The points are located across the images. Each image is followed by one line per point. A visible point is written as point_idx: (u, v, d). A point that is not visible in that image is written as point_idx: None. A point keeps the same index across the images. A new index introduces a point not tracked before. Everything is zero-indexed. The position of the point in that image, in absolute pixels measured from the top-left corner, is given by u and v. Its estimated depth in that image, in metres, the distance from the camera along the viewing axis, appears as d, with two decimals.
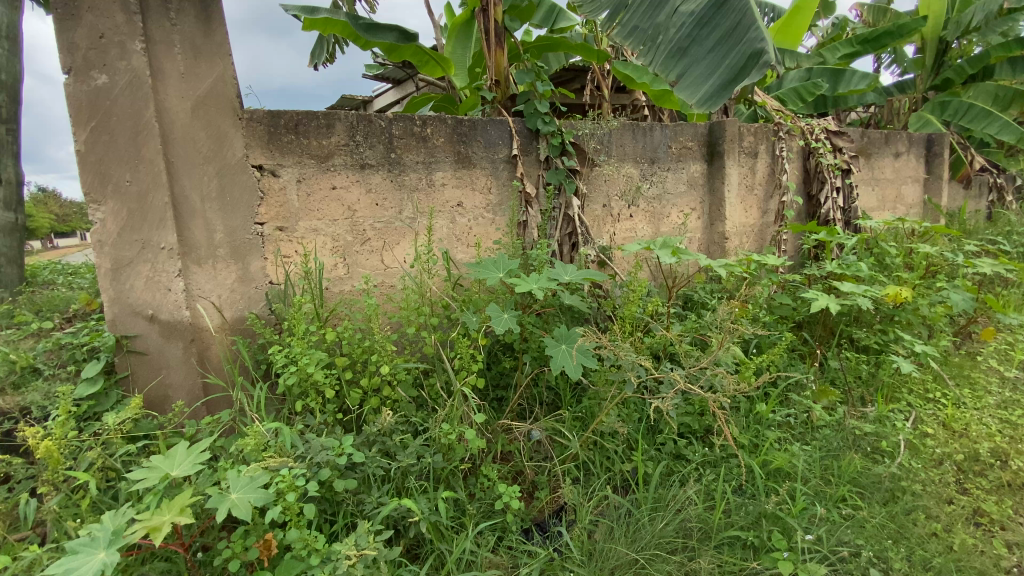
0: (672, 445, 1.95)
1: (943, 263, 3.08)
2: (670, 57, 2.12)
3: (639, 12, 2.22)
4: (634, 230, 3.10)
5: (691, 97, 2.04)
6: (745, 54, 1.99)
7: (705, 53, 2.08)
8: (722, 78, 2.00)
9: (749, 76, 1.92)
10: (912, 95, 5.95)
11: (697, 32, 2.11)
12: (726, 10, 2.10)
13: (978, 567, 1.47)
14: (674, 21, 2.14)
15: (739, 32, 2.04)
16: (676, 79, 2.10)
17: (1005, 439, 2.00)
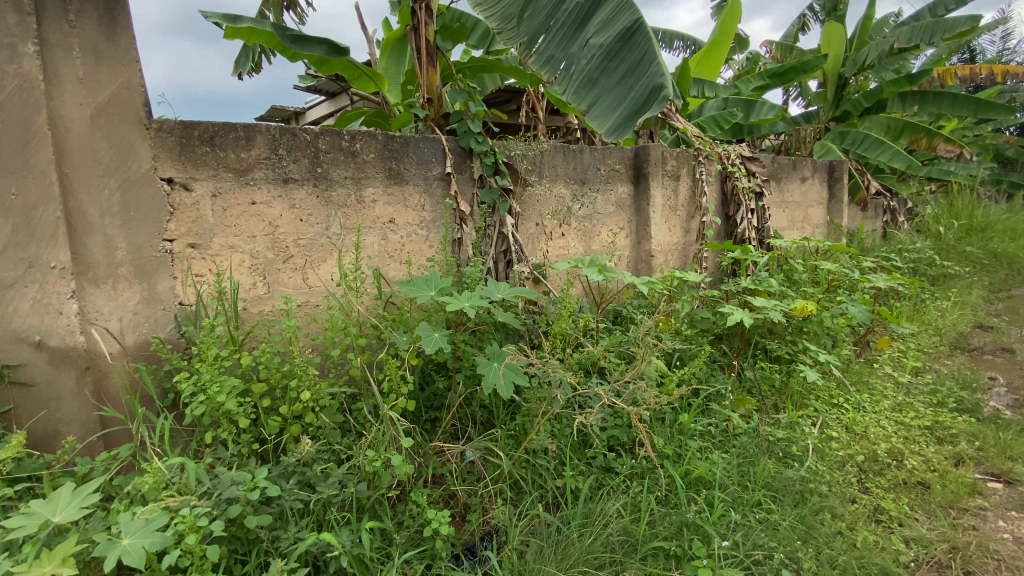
0: (601, 459, 1.97)
1: (843, 278, 3.37)
2: (582, 87, 2.21)
3: (554, 42, 2.28)
4: (566, 248, 3.16)
5: (599, 128, 2.15)
6: (647, 87, 2.11)
7: (613, 84, 2.18)
8: (627, 110, 2.12)
9: (650, 110, 2.06)
10: (816, 125, 6.54)
11: (605, 64, 2.20)
12: (632, 44, 2.20)
13: (878, 563, 1.57)
14: (585, 53, 2.22)
15: (643, 66, 2.15)
16: (586, 109, 2.19)
17: (899, 440, 2.19)
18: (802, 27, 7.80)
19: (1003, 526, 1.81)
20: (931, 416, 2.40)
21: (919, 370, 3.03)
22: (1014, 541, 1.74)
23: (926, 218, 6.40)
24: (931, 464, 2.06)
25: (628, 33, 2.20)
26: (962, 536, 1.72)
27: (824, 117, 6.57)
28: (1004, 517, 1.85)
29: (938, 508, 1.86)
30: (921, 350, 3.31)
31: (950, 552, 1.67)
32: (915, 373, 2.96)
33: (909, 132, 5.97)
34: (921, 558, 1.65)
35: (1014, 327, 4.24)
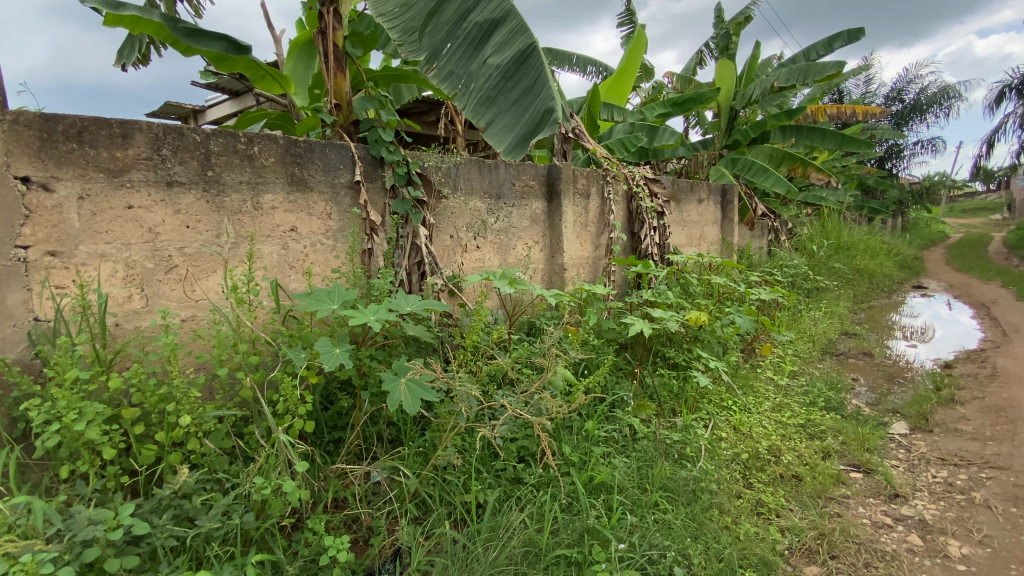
0: (509, 470, 1.95)
1: (732, 291, 3.69)
2: (481, 104, 2.25)
3: (455, 58, 2.30)
4: (482, 260, 3.16)
5: (496, 146, 2.20)
6: (539, 110, 2.20)
7: (510, 104, 2.25)
8: (522, 130, 2.19)
9: (542, 131, 2.14)
10: (712, 151, 7.14)
11: (502, 84, 2.26)
12: (527, 66, 2.28)
13: (757, 552, 1.70)
14: (483, 72, 2.26)
15: (536, 89, 2.24)
16: (485, 127, 2.24)
17: (778, 438, 2.42)
18: (700, 62, 8.52)
19: (861, 511, 2.04)
20: (805, 416, 2.67)
21: (795, 373, 3.37)
22: (870, 523, 1.96)
23: (803, 238, 7.19)
24: (804, 459, 2.29)
25: (523, 56, 2.27)
26: (830, 523, 1.91)
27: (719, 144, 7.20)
28: (863, 503, 2.09)
29: (810, 499, 2.06)
30: (798, 355, 3.69)
31: (819, 538, 1.85)
32: (792, 376, 3.29)
33: (788, 161, 6.68)
34: (795, 545, 1.81)
35: (872, 335, 4.86)
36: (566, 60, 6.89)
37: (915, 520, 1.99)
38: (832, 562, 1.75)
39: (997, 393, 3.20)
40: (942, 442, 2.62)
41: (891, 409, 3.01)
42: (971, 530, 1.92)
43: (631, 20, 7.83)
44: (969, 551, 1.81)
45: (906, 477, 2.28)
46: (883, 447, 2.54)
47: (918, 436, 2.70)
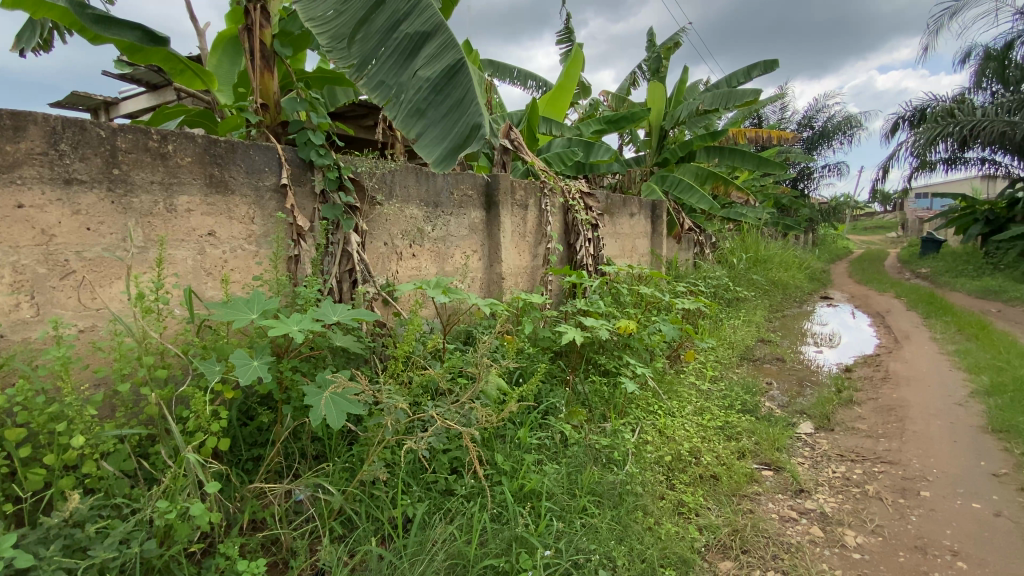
0: (441, 482, 1.92)
1: (659, 301, 3.88)
2: (411, 116, 2.26)
3: (385, 68, 2.28)
4: (418, 269, 3.11)
5: (426, 158, 2.22)
6: (467, 124, 2.24)
7: (439, 118, 2.27)
8: (451, 144, 2.22)
9: (470, 146, 2.18)
10: (644, 168, 7.49)
11: (432, 97, 2.27)
12: (457, 81, 2.30)
13: (676, 551, 1.78)
14: (413, 83, 2.26)
15: (465, 103, 2.27)
16: (414, 138, 2.25)
17: (699, 439, 2.56)
18: (633, 82, 8.92)
19: (770, 506, 2.19)
20: (723, 418, 2.84)
21: (716, 378, 3.58)
22: (777, 518, 2.11)
23: (725, 251, 7.68)
24: (721, 459, 2.43)
25: (453, 70, 2.30)
26: (742, 520, 2.03)
27: (651, 161, 7.56)
28: (772, 499, 2.24)
29: (725, 497, 2.18)
30: (718, 361, 3.92)
31: (732, 535, 1.96)
32: (713, 381, 3.49)
33: (712, 179, 7.12)
34: (711, 542, 1.91)
35: (785, 342, 5.24)
36: (506, 73, 6.99)
37: (817, 513, 2.15)
38: (744, 556, 1.86)
39: (888, 394, 3.55)
40: (842, 440, 2.87)
41: (799, 410, 3.26)
42: (864, 520, 2.10)
43: (570, 38, 8.08)
44: (862, 540, 1.97)
45: (810, 474, 2.47)
46: (791, 446, 2.75)
47: (822, 435, 2.94)
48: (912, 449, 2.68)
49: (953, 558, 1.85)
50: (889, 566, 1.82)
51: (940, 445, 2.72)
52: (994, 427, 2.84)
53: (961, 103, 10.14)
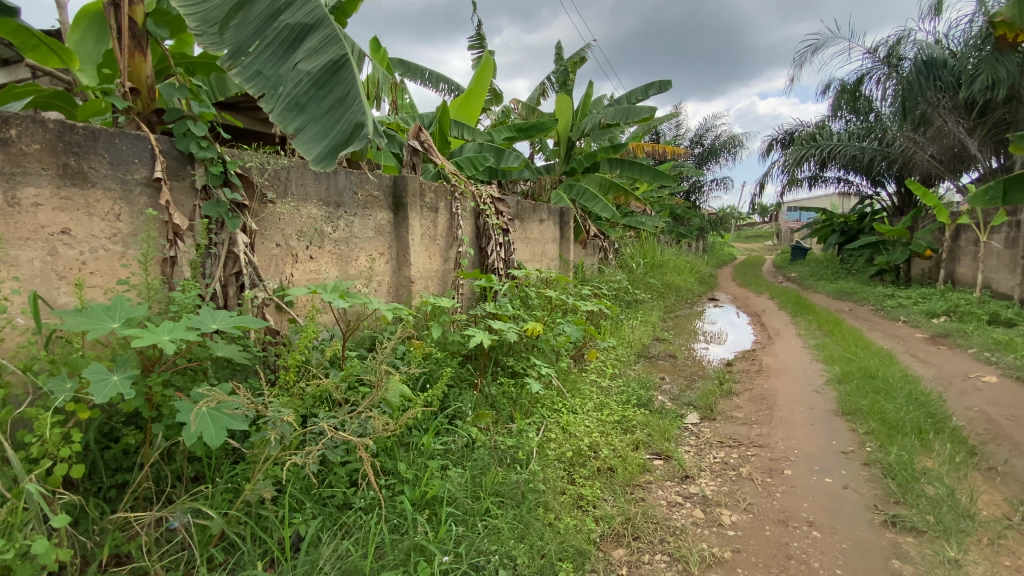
0: (337, 496, 1.83)
1: (565, 304, 4.02)
2: (289, 109, 2.13)
3: (262, 57, 2.18)
4: (318, 272, 2.93)
5: (304, 154, 2.09)
6: (349, 123, 2.14)
7: (320, 114, 2.17)
8: (331, 142, 2.10)
9: (353, 145, 2.07)
10: (553, 176, 7.74)
11: (313, 92, 2.18)
12: (339, 77, 2.22)
13: (574, 544, 1.85)
14: (292, 76, 2.16)
15: (348, 101, 2.19)
16: (292, 133, 2.12)
17: (598, 435, 2.70)
18: (543, 93, 9.19)
19: (660, 493, 2.35)
20: (620, 413, 3.02)
21: (616, 375, 3.80)
22: (665, 504, 2.27)
23: (626, 256, 8.17)
24: (617, 452, 2.58)
25: (335, 66, 2.21)
26: (634, 508, 2.16)
27: (559, 170, 7.82)
28: (661, 486, 2.41)
29: (621, 487, 2.31)
30: (618, 359, 4.16)
31: (625, 523, 2.08)
32: (613, 379, 3.70)
33: (615, 189, 7.52)
34: (606, 532, 2.02)
35: (677, 340, 5.67)
36: (417, 74, 6.89)
37: (700, 497, 2.35)
38: (635, 542, 1.98)
39: (762, 385, 3.97)
40: (722, 428, 3.16)
41: (687, 403, 3.54)
42: (738, 499, 2.32)
43: (482, 44, 8.15)
44: (736, 518, 2.18)
45: (694, 460, 2.69)
46: (678, 436, 2.98)
47: (705, 425, 3.21)
48: (779, 433, 3.02)
49: (809, 528, 2.09)
50: (757, 539, 2.02)
51: (802, 428, 3.09)
52: (844, 410, 3.26)
53: (822, 130, 11.63)
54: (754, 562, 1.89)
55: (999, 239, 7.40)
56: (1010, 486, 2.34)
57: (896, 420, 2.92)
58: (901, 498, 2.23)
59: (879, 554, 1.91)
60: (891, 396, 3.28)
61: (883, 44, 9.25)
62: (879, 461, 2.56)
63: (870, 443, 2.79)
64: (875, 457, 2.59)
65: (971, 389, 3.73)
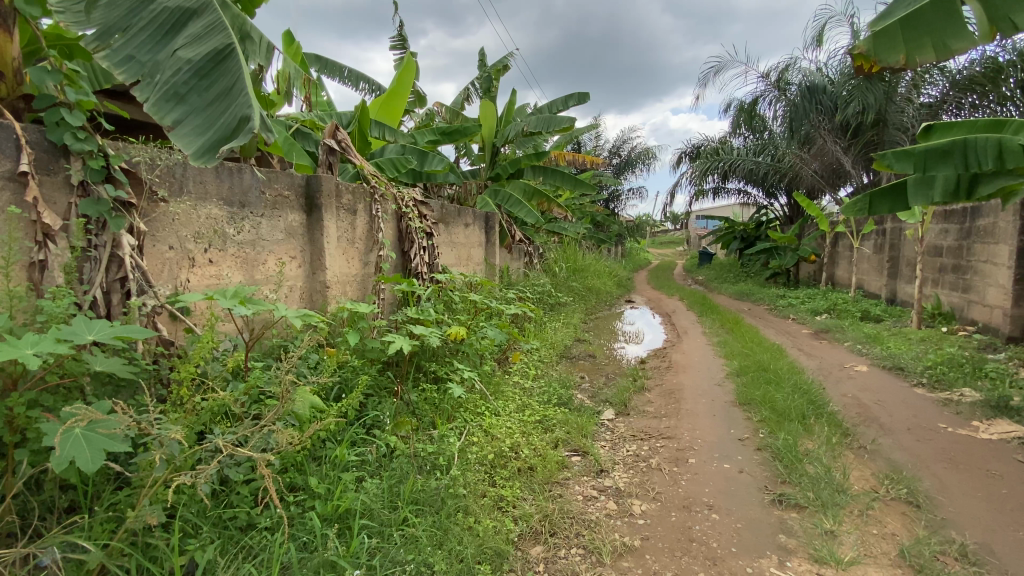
0: (240, 517, 1.71)
1: (488, 308, 4.04)
2: (166, 99, 1.97)
3: (134, 42, 2.06)
4: (219, 277, 2.73)
5: (181, 148, 1.91)
6: (234, 116, 1.96)
7: (203, 106, 2.01)
8: (213, 136, 1.94)
9: (235, 139, 1.89)
10: (478, 180, 7.77)
11: (194, 82, 2.03)
12: (224, 68, 2.07)
13: (492, 546, 1.86)
14: (169, 63, 2.01)
15: (234, 93, 2.02)
16: (170, 125, 1.95)
17: (520, 436, 2.74)
18: (467, 98, 9.20)
19: (576, 488, 2.44)
20: (541, 413, 3.10)
21: (538, 377, 3.88)
22: (581, 499, 2.35)
23: (550, 261, 8.37)
24: (537, 451, 2.63)
25: (220, 55, 2.08)
26: (551, 505, 2.22)
27: (484, 175, 7.86)
28: (578, 482, 2.50)
29: (539, 485, 2.36)
30: (541, 361, 4.26)
31: (542, 520, 2.12)
32: (536, 380, 3.78)
33: (538, 196, 7.65)
34: (524, 531, 2.05)
35: (598, 341, 5.91)
36: (336, 71, 6.63)
37: (613, 489, 2.45)
38: (551, 539, 2.02)
39: (672, 380, 4.23)
40: (636, 422, 3.33)
41: (604, 400, 3.69)
42: (648, 489, 2.46)
43: (404, 45, 8.02)
44: (645, 507, 2.30)
45: (609, 455, 2.81)
46: (595, 432, 3.11)
47: (620, 420, 3.37)
48: (687, 425, 3.23)
49: (709, 511, 2.25)
50: (663, 526, 2.15)
51: (706, 419, 3.32)
52: (741, 400, 3.56)
53: (724, 144, 12.65)
54: (661, 547, 2.00)
55: (868, 245, 8.44)
56: (875, 462, 2.67)
57: (784, 407, 3.23)
58: (787, 478, 2.46)
59: (768, 530, 2.09)
60: (780, 387, 3.63)
61: (774, 69, 10.26)
62: (769, 445, 2.81)
63: (762, 429, 3.06)
64: (766, 442, 2.84)
65: (846, 378, 4.21)
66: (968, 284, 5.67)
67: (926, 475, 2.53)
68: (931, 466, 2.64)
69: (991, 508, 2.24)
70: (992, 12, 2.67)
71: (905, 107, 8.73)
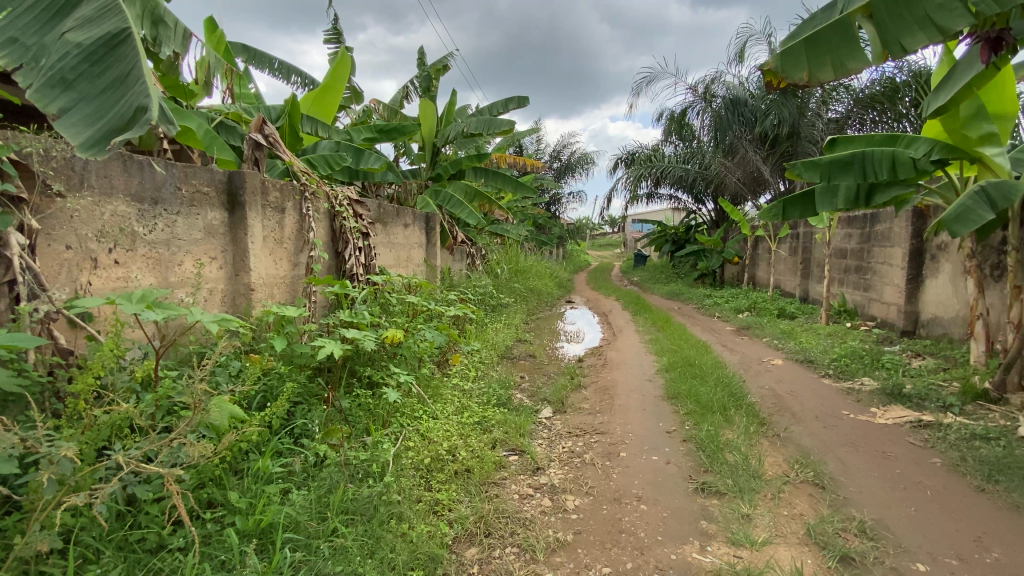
0: (150, 540, 1.58)
1: (427, 310, 3.99)
2: (51, 84, 1.77)
3: (19, 22, 1.89)
4: (127, 280, 2.51)
5: (67, 138, 1.70)
6: (130, 105, 1.78)
7: (95, 95, 1.83)
8: (107, 126, 1.75)
9: (130, 131, 1.69)
10: (418, 180, 7.66)
11: (85, 67, 1.85)
12: (119, 54, 1.91)
13: (426, 551, 1.84)
14: (57, 46, 1.83)
15: (130, 81, 1.86)
16: (54, 113, 1.74)
17: (457, 438, 2.72)
18: (406, 96, 9.04)
19: (512, 487, 2.46)
20: (479, 415, 3.10)
21: (478, 378, 3.88)
22: (517, 497, 2.37)
23: (492, 262, 8.39)
24: (475, 452, 2.63)
25: (114, 41, 1.92)
26: (487, 506, 2.23)
27: (425, 175, 7.75)
28: (515, 481, 2.53)
29: (476, 487, 2.35)
30: (481, 363, 4.25)
31: (478, 521, 2.12)
32: (475, 382, 3.77)
33: (479, 198, 7.61)
34: (459, 534, 2.04)
35: (538, 340, 6.00)
36: (266, 62, 6.30)
37: (548, 486, 2.49)
38: (487, 539, 2.03)
39: (607, 377, 4.36)
40: (572, 419, 3.41)
41: (542, 399, 3.75)
42: (582, 484, 2.52)
43: (339, 39, 7.76)
44: (579, 502, 2.36)
45: (546, 452, 2.86)
46: (533, 431, 3.15)
47: (557, 418, 3.44)
48: (619, 420, 3.34)
49: (638, 503, 2.34)
50: (595, 519, 2.21)
51: (636, 413, 3.46)
52: (669, 395, 3.74)
53: (656, 151, 13.23)
54: (592, 540, 2.06)
55: (784, 248, 9.12)
56: (787, 448, 2.88)
57: (707, 400, 3.43)
58: (710, 467, 2.61)
59: (692, 517, 2.20)
60: (705, 381, 3.84)
61: (701, 82, 10.84)
62: (694, 437, 2.96)
63: (687, 421, 3.22)
64: (692, 434, 3.00)
65: (764, 371, 4.53)
66: (868, 283, 6.26)
67: (832, 459, 2.77)
68: (836, 450, 2.89)
69: (884, 486, 2.49)
70: (884, 36, 2.66)
71: (816, 122, 9.79)
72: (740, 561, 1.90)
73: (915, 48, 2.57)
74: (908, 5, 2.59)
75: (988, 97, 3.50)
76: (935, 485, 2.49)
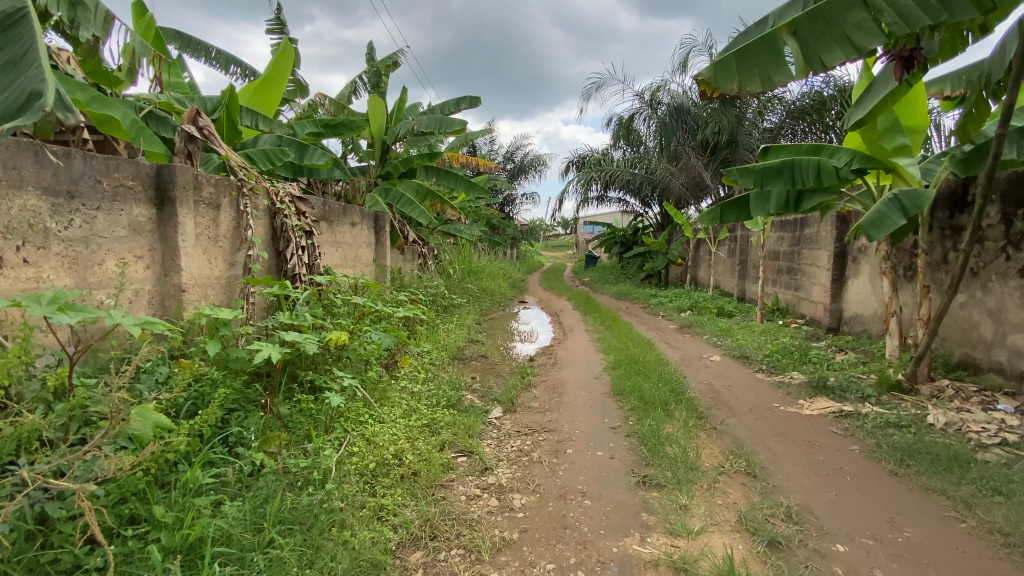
0: (64, 560, 1.45)
1: (375, 312, 3.90)
2: None
3: None
4: (38, 280, 2.31)
5: None
6: (19, 89, 1.68)
7: None
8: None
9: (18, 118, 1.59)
10: (367, 178, 7.47)
11: None
12: (14, 39, 1.84)
13: (368, 558, 1.80)
14: None
15: (22, 64, 1.76)
16: None
17: (404, 441, 2.68)
18: (354, 91, 8.81)
19: (460, 489, 2.45)
20: (427, 417, 3.06)
21: (427, 379, 3.84)
22: (464, 499, 2.36)
23: (444, 262, 8.31)
24: (422, 455, 2.60)
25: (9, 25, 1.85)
26: (433, 509, 2.21)
27: (374, 173, 7.57)
28: (462, 482, 2.52)
29: (422, 491, 2.33)
30: (431, 364, 4.21)
31: (423, 525, 2.10)
32: (425, 384, 3.73)
33: (431, 197, 7.45)
34: (404, 538, 2.01)
35: (489, 340, 6.01)
36: (202, 50, 5.96)
37: (496, 486, 2.50)
38: (432, 543, 2.01)
39: (557, 376, 4.43)
40: (521, 418, 3.43)
41: (492, 399, 3.75)
42: (529, 482, 2.54)
43: (283, 29, 7.45)
44: (526, 500, 2.38)
45: (494, 452, 2.87)
46: (482, 432, 3.15)
47: (507, 418, 3.45)
48: (567, 418, 3.40)
49: (583, 498, 2.39)
50: (541, 516, 2.24)
51: (583, 410, 3.53)
52: (615, 391, 3.84)
53: (605, 155, 13.55)
54: (537, 538, 2.08)
55: (723, 250, 9.57)
56: (722, 440, 3.03)
57: (650, 396, 3.55)
58: (650, 460, 2.70)
59: (633, 510, 2.27)
60: (648, 377, 3.97)
61: (647, 89, 11.20)
62: (637, 431, 3.06)
63: (631, 417, 3.32)
64: (635, 428, 3.09)
65: (703, 367, 4.74)
66: (798, 283, 6.67)
67: (763, 449, 2.93)
68: (767, 441, 3.06)
69: (810, 473, 2.66)
70: (806, 51, 2.84)
71: (752, 130, 10.32)
72: (677, 550, 1.98)
73: (833, 64, 2.77)
74: (828, 24, 2.78)
75: (901, 112, 3.82)
76: (854, 471, 2.69)
